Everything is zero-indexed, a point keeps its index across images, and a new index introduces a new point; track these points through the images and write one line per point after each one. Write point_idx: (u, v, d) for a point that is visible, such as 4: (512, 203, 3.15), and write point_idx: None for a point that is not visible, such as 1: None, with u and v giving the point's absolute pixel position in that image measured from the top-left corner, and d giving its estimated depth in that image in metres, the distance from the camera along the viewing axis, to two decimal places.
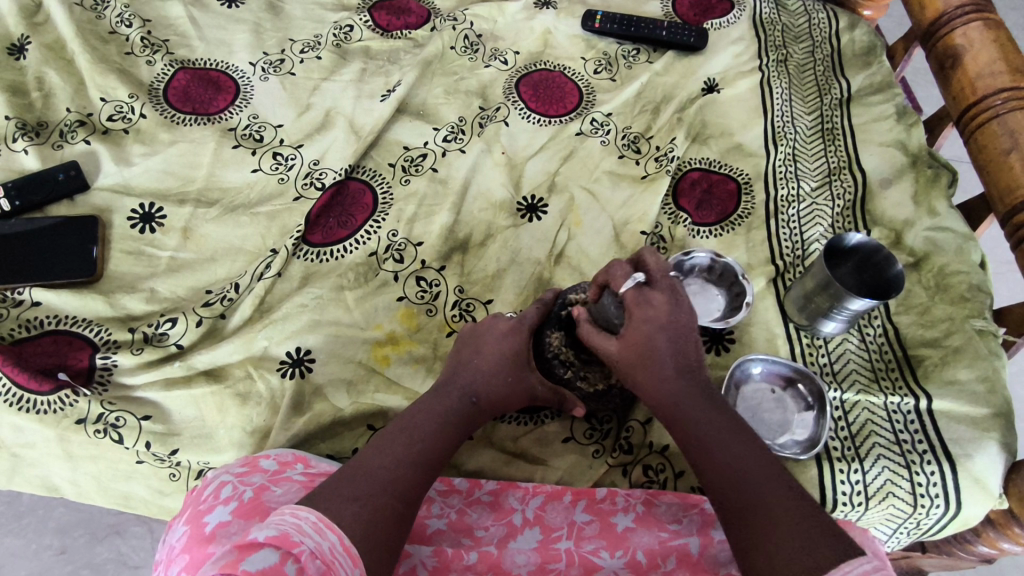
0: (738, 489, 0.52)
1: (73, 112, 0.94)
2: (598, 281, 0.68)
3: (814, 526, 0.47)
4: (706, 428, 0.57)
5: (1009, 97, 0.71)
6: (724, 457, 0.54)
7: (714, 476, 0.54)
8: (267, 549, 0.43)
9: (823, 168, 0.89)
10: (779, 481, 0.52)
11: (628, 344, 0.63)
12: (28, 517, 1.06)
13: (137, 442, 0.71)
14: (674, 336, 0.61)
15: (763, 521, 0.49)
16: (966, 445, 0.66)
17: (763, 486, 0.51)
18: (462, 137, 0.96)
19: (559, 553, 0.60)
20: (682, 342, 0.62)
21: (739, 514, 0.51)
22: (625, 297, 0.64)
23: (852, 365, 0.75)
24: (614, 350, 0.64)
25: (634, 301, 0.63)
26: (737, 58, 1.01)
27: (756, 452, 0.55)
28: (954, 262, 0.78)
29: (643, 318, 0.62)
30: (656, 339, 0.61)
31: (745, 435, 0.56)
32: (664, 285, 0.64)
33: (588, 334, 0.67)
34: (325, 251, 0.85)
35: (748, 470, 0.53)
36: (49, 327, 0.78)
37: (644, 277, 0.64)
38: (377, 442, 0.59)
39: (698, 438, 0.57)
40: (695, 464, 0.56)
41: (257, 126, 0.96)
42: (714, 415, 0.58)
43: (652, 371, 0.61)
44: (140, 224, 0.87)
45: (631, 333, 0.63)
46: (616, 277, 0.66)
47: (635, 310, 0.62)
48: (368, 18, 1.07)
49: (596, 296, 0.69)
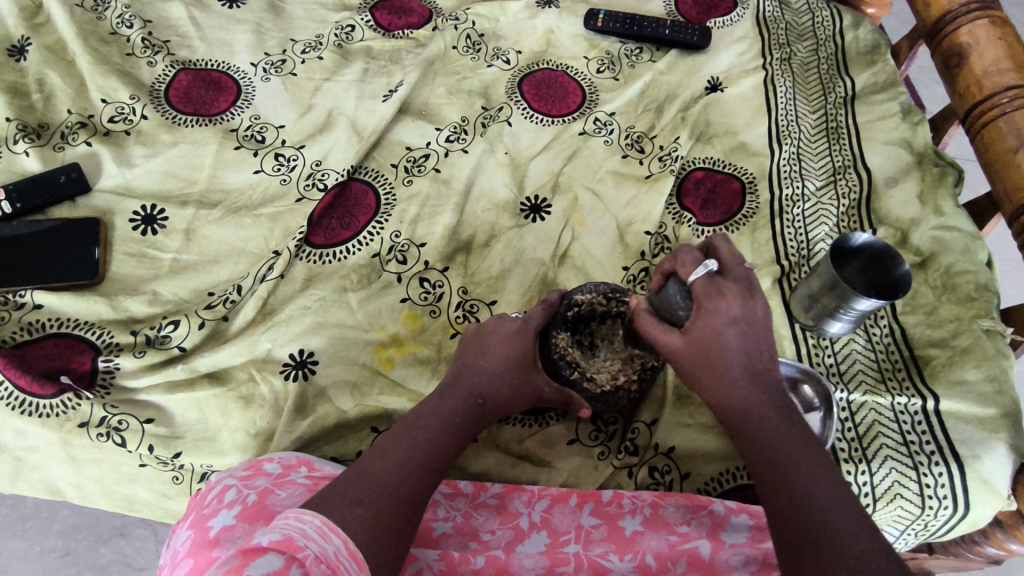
0: (800, 506, 0.51)
1: (74, 114, 0.94)
2: (663, 267, 0.65)
3: (877, 556, 0.47)
4: (772, 437, 0.55)
5: (1016, 95, 0.70)
6: (790, 471, 0.53)
7: (775, 489, 0.53)
8: (271, 554, 0.42)
9: (828, 167, 0.88)
10: (843, 502, 0.51)
11: (693, 338, 0.59)
12: (31, 519, 1.06)
13: (140, 445, 0.71)
14: (748, 333, 0.57)
15: (825, 544, 0.49)
16: (975, 447, 0.65)
17: (827, 507, 0.51)
18: (465, 137, 0.96)
19: (567, 556, 0.60)
20: (754, 340, 0.58)
21: (799, 531, 0.50)
22: (696, 286, 0.59)
23: (859, 365, 0.74)
24: (678, 344, 0.60)
25: (705, 292, 0.58)
26: (741, 57, 1.00)
27: (821, 468, 0.54)
28: (961, 261, 0.77)
29: (715, 311, 0.58)
30: (726, 336, 0.57)
31: (809, 448, 0.55)
32: (739, 277, 0.60)
33: (650, 324, 0.62)
34: (328, 253, 0.85)
35: (813, 489, 0.52)
36: (51, 330, 0.77)
37: (716, 266, 0.60)
38: (381, 445, 0.59)
39: (762, 446, 0.55)
40: (756, 473, 0.55)
41: (259, 127, 0.96)
42: (779, 424, 0.56)
43: (717, 371, 0.58)
44: (142, 226, 0.86)
45: (697, 327, 0.58)
46: (684, 264, 0.61)
47: (705, 302, 0.58)
48: (369, 18, 1.07)
49: (660, 282, 0.65)
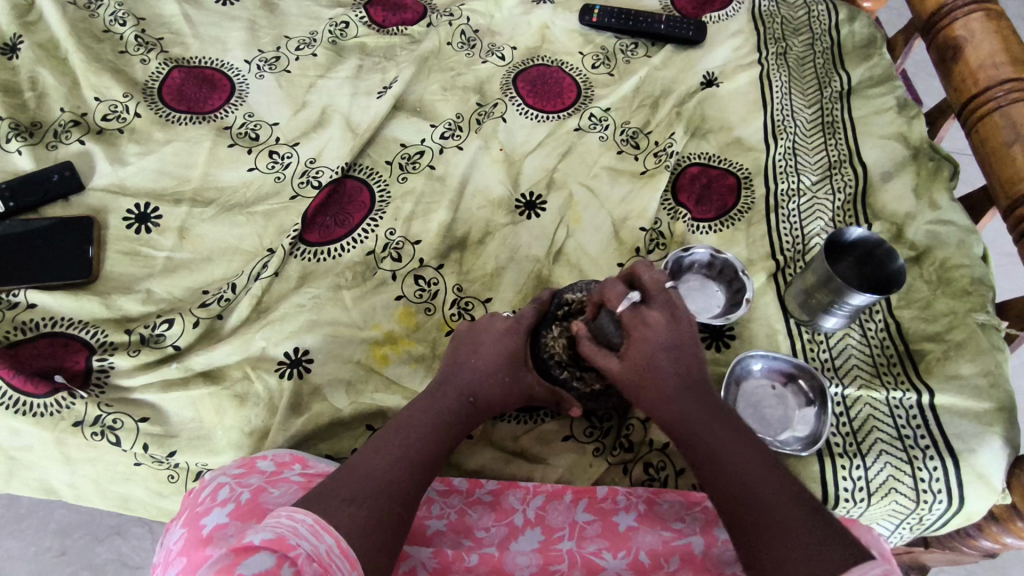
0: (745, 499, 0.51)
1: (67, 112, 0.93)
2: (594, 299, 0.67)
3: (825, 531, 0.47)
4: (710, 440, 0.56)
5: (1011, 89, 0.70)
6: (732, 468, 0.53)
7: (721, 488, 0.53)
8: (263, 552, 0.43)
9: (823, 162, 0.88)
10: (786, 486, 0.51)
11: (630, 363, 0.62)
12: (29, 518, 1.06)
13: (135, 444, 0.71)
14: (675, 353, 0.61)
15: (775, 532, 0.48)
16: (969, 441, 0.65)
17: (772, 493, 0.51)
18: (460, 134, 0.95)
19: (561, 554, 0.60)
20: (683, 357, 0.61)
21: (747, 526, 0.50)
22: (624, 316, 0.63)
23: (854, 360, 0.74)
24: (617, 368, 0.63)
25: (631, 321, 0.62)
26: (736, 52, 1.00)
27: (762, 460, 0.54)
28: (956, 255, 0.77)
29: (643, 337, 0.61)
30: (656, 358, 0.61)
31: (749, 443, 0.55)
32: (661, 299, 0.63)
33: (589, 351, 0.65)
34: (323, 250, 0.85)
35: (756, 479, 0.52)
36: (45, 329, 0.77)
37: (639, 295, 0.64)
38: (373, 444, 0.58)
39: (702, 451, 0.56)
40: (702, 478, 0.55)
41: (253, 125, 0.95)
42: (718, 426, 0.57)
43: (656, 388, 0.60)
44: (136, 224, 0.86)
45: (632, 352, 0.62)
46: (611, 297, 0.64)
47: (634, 331, 0.62)
48: (363, 14, 1.06)
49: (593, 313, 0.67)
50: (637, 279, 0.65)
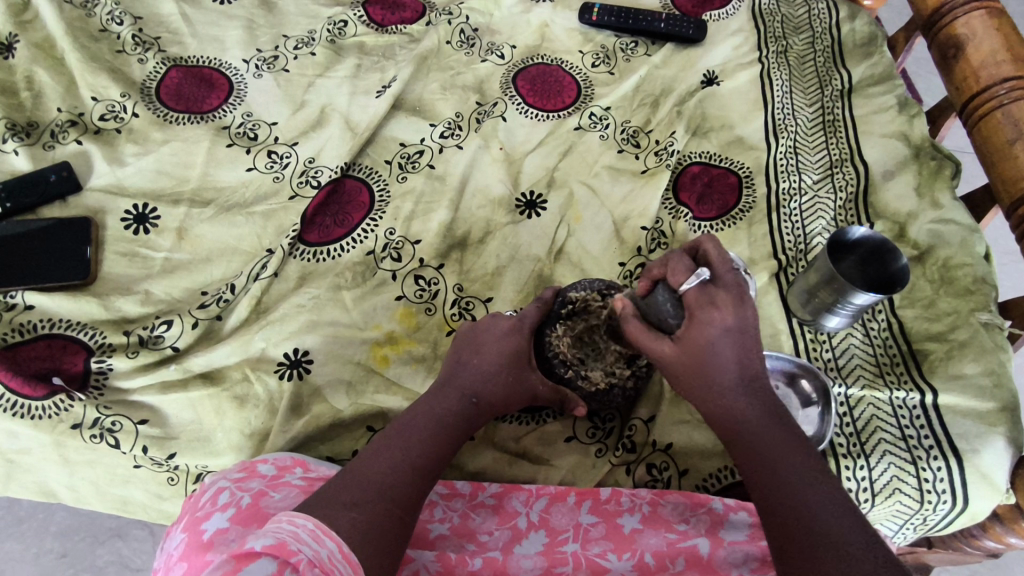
0: (794, 510, 0.51)
1: (64, 112, 0.93)
2: (651, 274, 0.64)
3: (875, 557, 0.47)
4: (764, 443, 0.55)
5: (1014, 86, 0.70)
6: (785, 478, 0.53)
7: (769, 494, 0.53)
8: (264, 559, 0.42)
9: (825, 161, 0.88)
10: (838, 502, 0.51)
11: (685, 346, 0.58)
12: (27, 521, 1.05)
13: (134, 447, 0.70)
14: (740, 340, 0.57)
15: (822, 549, 0.48)
16: (972, 441, 0.65)
17: (823, 509, 0.50)
18: (459, 133, 0.95)
19: (565, 556, 0.60)
20: (745, 346, 0.57)
21: (794, 537, 0.50)
22: (687, 295, 0.59)
23: (857, 360, 0.74)
24: (669, 351, 0.60)
25: (696, 302, 0.58)
26: (737, 50, 0.99)
27: (815, 471, 0.53)
28: (958, 254, 0.77)
29: (708, 319, 0.57)
30: (716, 345, 0.57)
31: (803, 451, 0.54)
32: (729, 280, 0.59)
33: (637, 330, 0.62)
34: (322, 251, 0.84)
35: (807, 491, 0.51)
36: (43, 331, 0.76)
37: (708, 273, 0.59)
38: (375, 446, 0.58)
39: (755, 453, 0.55)
40: (749, 478, 0.55)
41: (252, 124, 0.95)
42: (772, 428, 0.55)
43: (709, 378, 0.57)
44: (134, 225, 0.86)
45: (689, 334, 0.58)
46: (677, 272, 0.60)
47: (697, 312, 0.57)
48: (362, 13, 1.06)
49: (646, 289, 0.64)
50: (705, 256, 0.60)
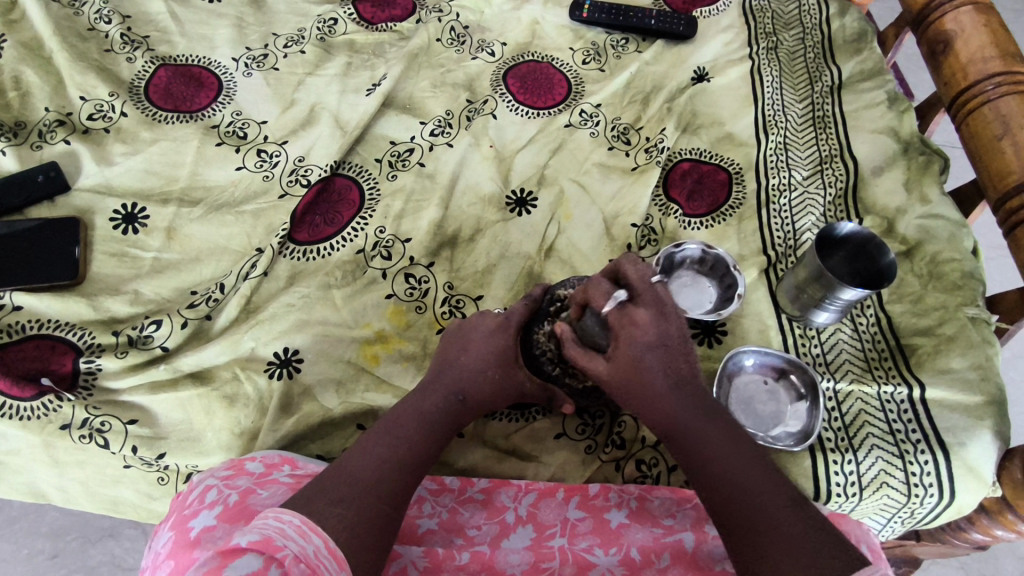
0: (737, 503, 0.51)
1: (52, 112, 0.92)
2: (577, 299, 0.65)
3: (818, 536, 0.48)
4: (702, 443, 0.56)
5: (1001, 82, 0.70)
6: (725, 469, 0.54)
7: (712, 491, 0.53)
8: (249, 555, 0.42)
9: (815, 157, 0.88)
10: (779, 490, 0.52)
11: (618, 364, 0.61)
12: (20, 522, 1.05)
13: (123, 447, 0.70)
14: (665, 355, 0.60)
15: (770, 536, 0.48)
16: (959, 434, 0.66)
17: (766, 500, 0.51)
18: (450, 131, 0.95)
19: (552, 551, 0.60)
20: (671, 359, 0.60)
21: (742, 524, 0.50)
22: (610, 317, 0.61)
23: (845, 355, 0.74)
24: (604, 370, 0.61)
25: (618, 322, 0.61)
26: (727, 46, 1.00)
27: (755, 462, 0.54)
28: (946, 250, 0.77)
29: (631, 337, 0.60)
30: (644, 358, 0.59)
31: (741, 443, 0.56)
32: (648, 297, 0.61)
33: (574, 353, 0.64)
34: (312, 250, 0.84)
35: (749, 483, 0.52)
36: (32, 332, 0.76)
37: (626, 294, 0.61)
38: (362, 444, 0.58)
39: (695, 450, 0.56)
40: (693, 478, 0.56)
41: (241, 123, 0.94)
42: (707, 425, 0.57)
43: (643, 390, 0.59)
44: (122, 225, 0.85)
45: (620, 353, 0.60)
46: (596, 297, 0.62)
47: (622, 332, 0.60)
48: (352, 11, 1.05)
49: (577, 314, 0.65)
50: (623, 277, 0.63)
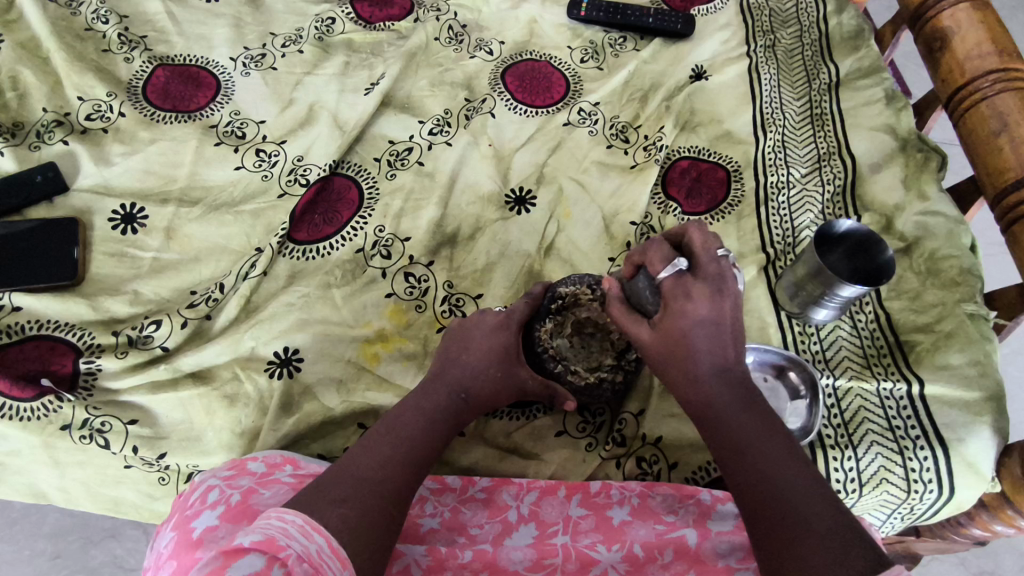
0: (766, 491, 0.51)
1: (50, 112, 0.92)
2: (633, 259, 0.65)
3: (847, 534, 0.46)
4: (737, 428, 0.55)
5: (998, 79, 0.70)
6: (757, 458, 0.53)
7: (741, 475, 0.53)
8: (253, 554, 0.42)
9: (813, 154, 0.88)
10: (810, 483, 0.51)
11: (663, 332, 0.60)
12: (20, 523, 1.05)
13: (124, 447, 0.70)
14: (714, 332, 0.58)
15: (793, 528, 0.48)
16: (958, 430, 0.66)
17: (795, 493, 0.50)
18: (448, 130, 0.95)
19: (555, 548, 0.60)
20: (719, 337, 0.59)
21: (767, 514, 0.50)
22: (664, 283, 0.60)
23: (844, 351, 0.74)
24: (647, 336, 0.62)
25: (671, 291, 0.60)
26: (725, 44, 1.00)
27: (791, 454, 0.53)
28: (945, 246, 0.77)
29: (681, 309, 0.59)
30: (691, 334, 0.59)
31: (779, 434, 0.54)
32: (710, 270, 0.60)
33: (619, 314, 0.64)
34: (312, 249, 0.84)
35: (781, 474, 0.51)
36: (31, 332, 0.76)
37: (686, 264, 0.61)
38: (364, 442, 0.58)
39: (729, 435, 0.55)
40: (723, 463, 0.55)
41: (239, 123, 0.94)
42: (745, 412, 0.56)
43: (684, 366, 0.59)
44: (121, 225, 0.85)
45: (665, 323, 0.60)
46: (655, 262, 0.62)
47: (672, 302, 0.59)
48: (350, 11, 1.05)
49: (631, 273, 0.66)
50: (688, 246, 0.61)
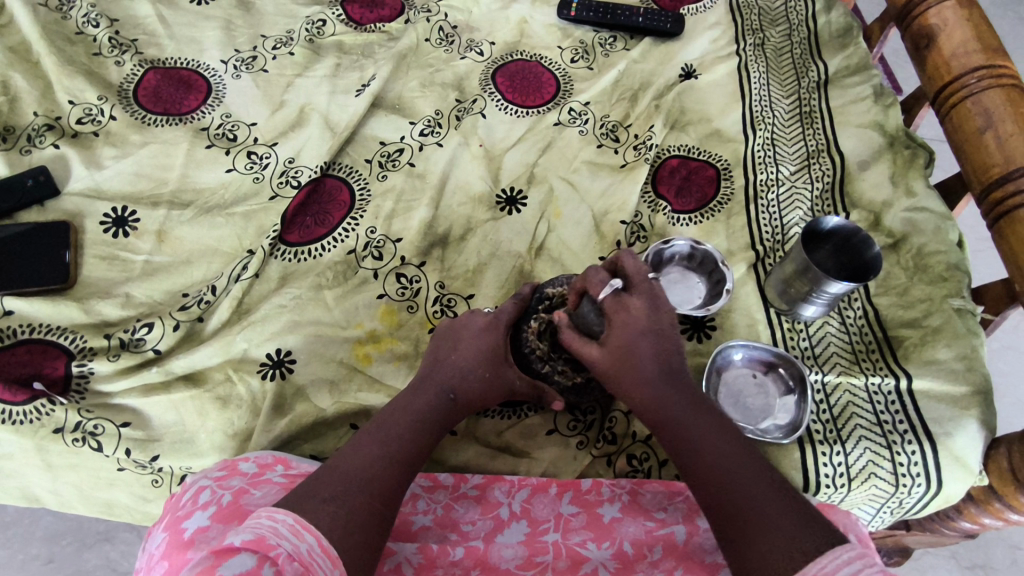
0: (724, 490, 0.52)
1: (40, 116, 0.92)
2: (575, 287, 0.67)
3: (802, 518, 0.48)
4: (689, 431, 0.56)
5: (984, 76, 0.71)
6: (712, 456, 0.54)
7: (699, 479, 0.54)
8: (244, 553, 0.43)
9: (802, 152, 0.89)
10: (765, 478, 0.52)
11: (611, 349, 0.61)
12: (15, 527, 1.05)
13: (117, 449, 0.71)
14: (657, 341, 0.60)
15: (754, 520, 0.49)
16: (945, 425, 0.66)
17: (751, 487, 0.51)
18: (439, 131, 0.95)
19: (545, 546, 0.60)
20: (663, 345, 0.60)
21: (728, 509, 0.51)
22: (605, 302, 0.62)
23: (833, 347, 0.75)
24: (596, 355, 0.62)
25: (612, 308, 0.61)
26: (715, 43, 1.00)
27: (740, 449, 0.55)
28: (933, 242, 0.78)
29: (624, 323, 0.60)
30: (637, 344, 0.60)
31: (730, 433, 0.56)
32: (644, 288, 0.62)
33: (569, 339, 0.64)
34: (303, 250, 0.85)
35: (734, 471, 0.53)
36: (23, 336, 0.76)
37: (621, 283, 0.62)
38: (354, 442, 0.59)
39: (683, 437, 0.56)
40: (681, 466, 0.56)
41: (231, 125, 0.95)
42: (696, 415, 0.57)
43: (636, 375, 0.59)
44: (113, 228, 0.86)
45: (613, 339, 0.61)
46: (594, 283, 0.64)
47: (615, 316, 0.61)
48: (341, 12, 1.06)
49: (574, 302, 0.67)
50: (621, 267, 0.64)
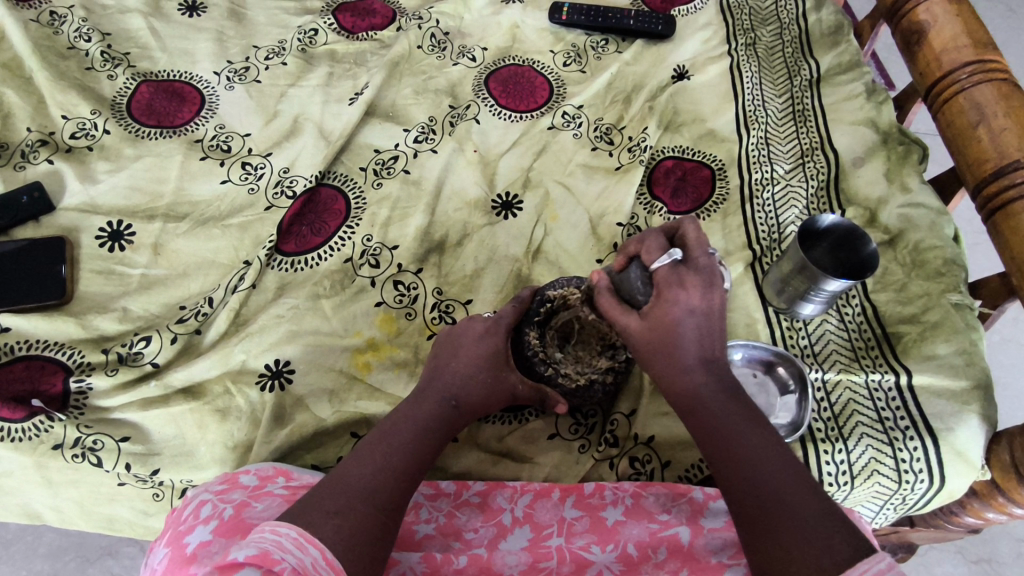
0: (756, 480, 0.52)
1: (34, 132, 0.92)
2: (627, 250, 0.65)
3: (830, 519, 0.48)
4: (722, 419, 0.56)
5: (974, 70, 0.71)
6: (742, 446, 0.54)
7: (730, 469, 0.54)
8: (248, 569, 0.43)
9: (796, 150, 0.89)
10: (794, 473, 0.52)
11: (652, 323, 0.60)
12: (16, 544, 1.05)
13: (117, 465, 0.70)
14: (703, 323, 0.59)
15: (779, 518, 0.49)
16: (946, 420, 0.66)
17: (781, 481, 0.51)
18: (433, 137, 0.95)
19: (549, 551, 0.60)
20: (706, 329, 0.60)
21: (754, 504, 0.51)
22: (659, 273, 0.61)
23: (832, 345, 0.75)
24: (636, 325, 0.61)
25: (667, 280, 0.60)
26: (706, 43, 1.01)
27: (771, 441, 0.55)
28: (928, 238, 0.78)
29: (676, 298, 0.59)
30: (681, 323, 0.59)
31: (760, 426, 0.56)
32: (701, 264, 0.61)
33: (608, 304, 0.64)
34: (300, 260, 0.85)
35: (766, 463, 0.53)
36: (20, 352, 0.76)
37: (681, 255, 0.61)
38: (356, 453, 0.58)
39: (714, 425, 0.56)
40: (708, 452, 0.56)
41: (225, 136, 0.95)
42: (730, 403, 0.57)
43: (672, 358, 0.60)
44: (109, 242, 0.85)
45: (657, 311, 0.60)
46: (650, 251, 0.63)
47: (667, 290, 0.59)
48: (333, 21, 1.06)
49: (622, 264, 0.66)
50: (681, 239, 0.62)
